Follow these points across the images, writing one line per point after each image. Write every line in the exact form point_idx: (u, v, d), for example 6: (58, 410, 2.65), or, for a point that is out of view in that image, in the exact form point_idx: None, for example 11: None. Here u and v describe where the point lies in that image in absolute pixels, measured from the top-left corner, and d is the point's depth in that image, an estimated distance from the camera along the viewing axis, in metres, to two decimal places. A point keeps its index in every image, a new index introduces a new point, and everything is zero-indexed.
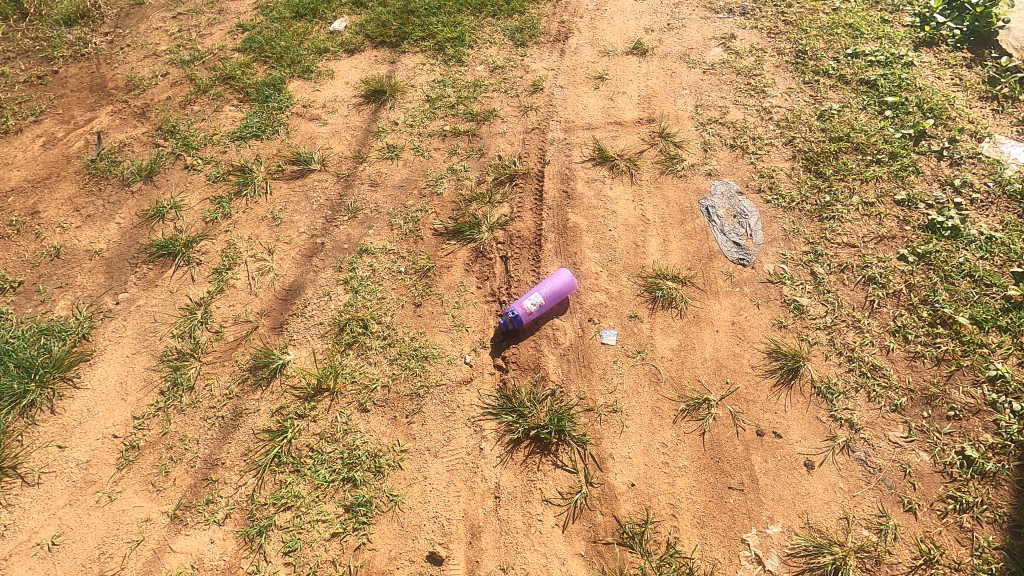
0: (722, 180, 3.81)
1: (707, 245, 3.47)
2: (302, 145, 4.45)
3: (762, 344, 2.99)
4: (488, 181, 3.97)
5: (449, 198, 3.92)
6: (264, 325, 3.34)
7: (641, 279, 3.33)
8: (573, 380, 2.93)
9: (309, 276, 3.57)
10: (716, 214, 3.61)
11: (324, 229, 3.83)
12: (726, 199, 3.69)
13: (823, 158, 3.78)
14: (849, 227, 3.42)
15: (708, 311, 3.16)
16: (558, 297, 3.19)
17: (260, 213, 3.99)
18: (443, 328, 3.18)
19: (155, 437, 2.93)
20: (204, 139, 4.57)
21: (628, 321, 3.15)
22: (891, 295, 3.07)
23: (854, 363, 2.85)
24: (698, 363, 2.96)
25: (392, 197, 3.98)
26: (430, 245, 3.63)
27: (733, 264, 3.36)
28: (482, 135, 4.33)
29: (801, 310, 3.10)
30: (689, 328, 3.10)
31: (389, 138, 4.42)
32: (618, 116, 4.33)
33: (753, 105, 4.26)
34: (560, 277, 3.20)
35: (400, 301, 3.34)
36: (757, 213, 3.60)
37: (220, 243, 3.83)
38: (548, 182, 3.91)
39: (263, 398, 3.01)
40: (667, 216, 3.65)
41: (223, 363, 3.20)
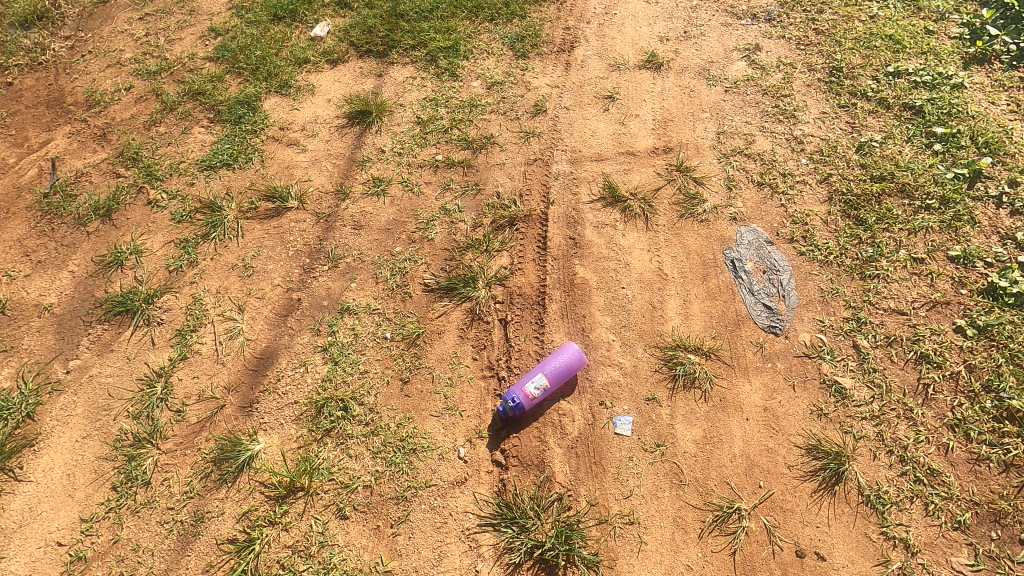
0: (749, 226, 3.37)
1: (734, 308, 3.06)
2: (278, 177, 4.00)
3: (800, 438, 2.61)
4: (486, 225, 3.54)
5: (441, 245, 3.48)
6: (231, 404, 2.95)
7: (659, 350, 2.92)
8: (582, 482, 2.55)
9: (283, 341, 3.17)
10: (743, 268, 3.19)
11: (302, 283, 3.42)
12: (753, 250, 3.26)
13: (864, 202, 3.34)
14: (896, 289, 3.00)
15: (736, 393, 2.76)
16: (566, 376, 2.78)
17: (230, 260, 3.57)
18: (434, 413, 2.79)
19: (104, 546, 2.58)
20: (169, 168, 4.12)
21: (645, 405, 2.75)
22: (948, 378, 2.68)
23: (908, 466, 2.47)
24: (726, 460, 2.58)
25: (378, 243, 3.55)
26: (420, 305, 3.21)
27: (764, 332, 2.95)
28: (478, 166, 3.87)
29: (843, 394, 2.70)
30: (715, 415, 2.71)
31: (375, 169, 3.96)
32: (630, 144, 3.86)
33: (782, 133, 3.79)
34: (567, 353, 2.79)
35: (385, 376, 2.94)
36: (790, 268, 3.17)
37: (184, 297, 3.42)
38: (552, 226, 3.48)
39: (228, 498, 2.64)
40: (687, 270, 3.23)
41: (183, 451, 2.81)
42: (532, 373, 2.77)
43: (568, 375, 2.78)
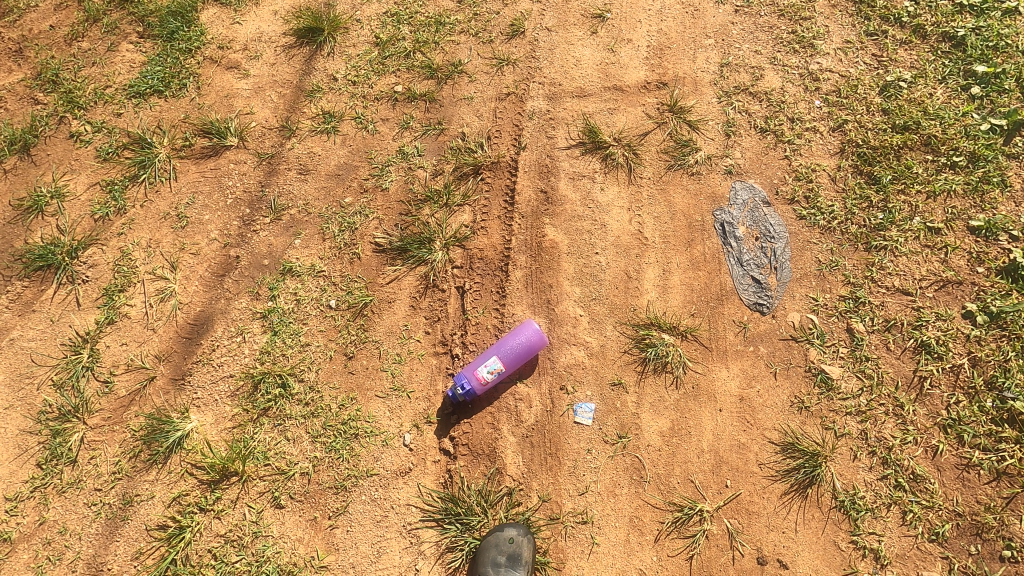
0: (745, 182, 2.95)
1: (719, 280, 2.72)
2: (216, 109, 3.50)
3: (775, 434, 2.38)
4: (447, 174, 3.12)
5: (395, 196, 3.09)
6: (162, 376, 2.72)
7: (630, 328, 2.63)
8: (535, 475, 2.37)
9: (219, 306, 2.88)
10: (733, 233, 2.82)
11: (240, 237, 3.07)
12: (747, 212, 2.87)
13: (881, 156, 2.89)
14: (904, 264, 2.64)
15: (711, 380, 2.50)
16: (524, 358, 2.50)
17: (162, 208, 3.19)
18: (379, 393, 2.56)
19: (30, 527, 2.46)
20: (93, 95, 3.59)
21: (610, 392, 2.51)
22: (949, 371, 2.40)
23: (890, 469, 2.27)
24: (693, 456, 2.37)
25: (326, 192, 3.15)
26: (369, 268, 2.88)
27: (749, 309, 2.64)
28: (442, 101, 3.36)
29: (829, 385, 2.44)
30: (686, 404, 2.46)
31: (325, 102, 3.45)
32: (619, 77, 3.31)
33: (796, 66, 3.23)
34: (526, 332, 2.51)
35: (328, 351, 2.68)
36: (787, 235, 2.80)
37: (112, 251, 3.08)
38: (522, 177, 3.05)
39: (158, 481, 2.48)
40: (670, 234, 2.85)
41: (111, 427, 2.62)
42: (486, 355, 2.50)
43: (527, 356, 2.51)
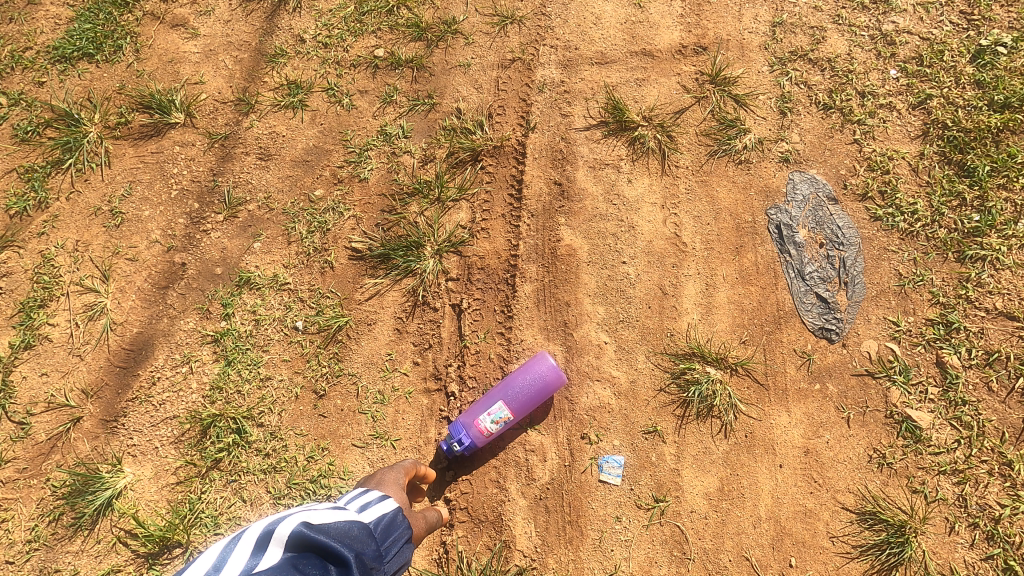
0: (804, 173, 2.41)
1: (775, 298, 2.20)
2: (159, 77, 2.87)
3: (850, 498, 1.92)
4: (439, 162, 2.55)
5: (377, 189, 2.53)
6: (90, 416, 2.21)
7: (667, 360, 2.13)
8: (551, 549, 1.93)
9: (162, 326, 2.36)
10: (791, 239, 2.29)
11: (188, 239, 2.52)
12: (808, 210, 2.33)
13: (974, 141, 2.34)
14: (1006, 280, 2.14)
15: (768, 428, 2.02)
16: (537, 400, 1.99)
17: (92, 202, 2.62)
18: (356, 443, 2.10)
19: None
20: (7, 58, 2.92)
21: (643, 441, 2.03)
22: None
23: (997, 547, 1.83)
24: (749, 526, 1.91)
25: (292, 183, 2.58)
26: (345, 280, 2.35)
27: (813, 337, 2.14)
28: (432, 68, 2.75)
29: (917, 436, 1.96)
30: (738, 459, 1.99)
31: (290, 69, 2.83)
32: (649, 39, 2.69)
33: (867, 25, 2.60)
34: (538, 366, 1.99)
35: (294, 387, 2.18)
36: (859, 240, 2.27)
37: (31, 256, 2.52)
38: (532, 166, 2.49)
39: (84, 552, 2.02)
40: (714, 239, 2.32)
41: (28, 482, 2.13)
42: (489, 397, 2.01)
43: (541, 397, 2.00)
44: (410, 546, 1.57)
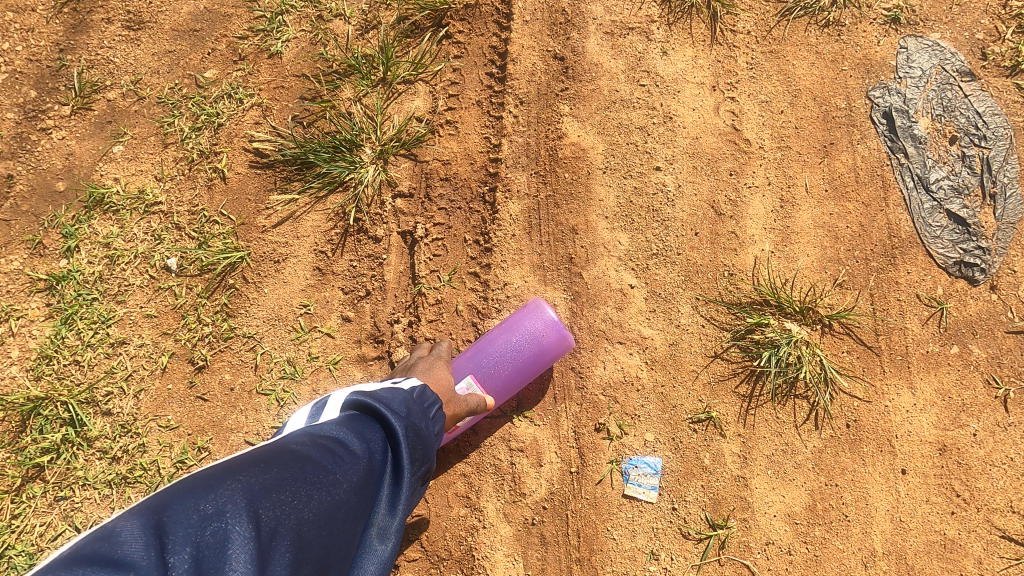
0: (924, 37, 1.60)
1: (887, 218, 1.47)
2: None
3: (1011, 522, 1.25)
4: (380, 28, 1.73)
5: (293, 68, 1.73)
6: None
7: (724, 312, 1.41)
8: None
9: None
10: (909, 131, 1.53)
11: (17, 142, 1.72)
12: (932, 90, 1.57)
13: None
14: None
15: (882, 416, 1.31)
16: (529, 376, 1.28)
17: None
18: (254, 439, 1.39)
19: None
20: None
21: (690, 435, 1.33)
22: None
23: None
24: (853, 566, 1.25)
25: (169, 60, 1.77)
26: (242, 199, 1.59)
27: (946, 276, 1.41)
28: None
29: None
30: (837, 462, 1.29)
31: None
32: None
33: None
34: (531, 323, 1.26)
35: (160, 356, 1.45)
36: (1010, 133, 1.52)
37: None
38: (519, 29, 1.67)
39: None
40: (791, 133, 1.56)
41: None
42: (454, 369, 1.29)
43: (534, 371, 1.28)
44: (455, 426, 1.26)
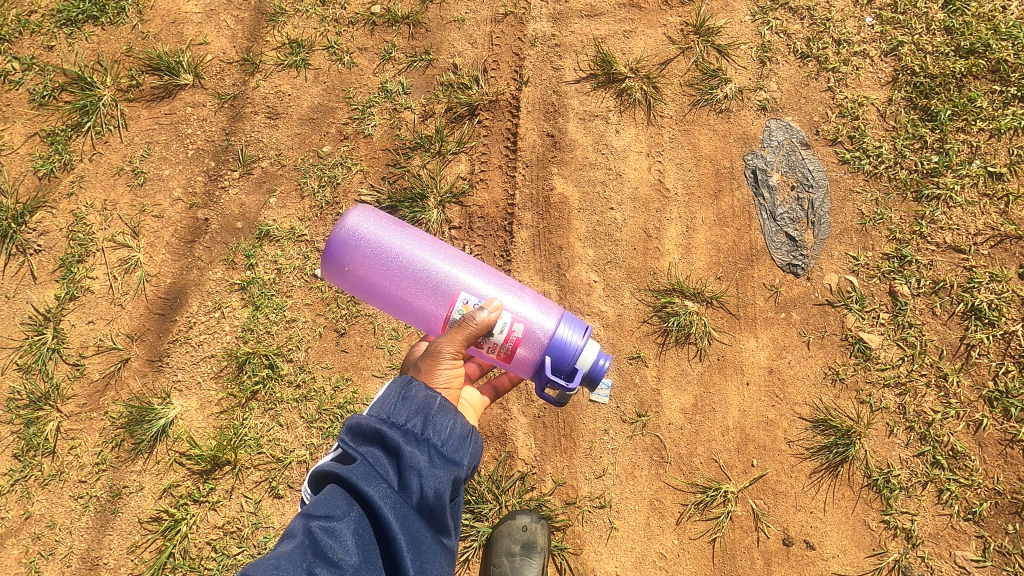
0: (780, 120, 2.56)
1: (749, 238, 2.42)
2: (163, 38, 2.96)
3: (806, 409, 2.22)
4: (437, 116, 2.70)
5: (381, 143, 2.71)
6: (137, 357, 2.48)
7: (649, 295, 2.38)
8: (549, 458, 2.22)
9: (192, 277, 2.59)
10: (766, 182, 2.48)
11: (208, 195, 2.71)
12: (782, 155, 2.51)
13: (940, 86, 2.49)
14: (957, 216, 2.35)
15: (737, 352, 2.29)
16: (398, 236, 1.70)
17: (115, 162, 2.79)
18: (376, 373, 2.37)
19: (14, 522, 2.34)
20: (16, 23, 3.01)
21: (628, 366, 2.31)
22: (998, 339, 2.19)
23: (928, 446, 2.12)
24: (717, 434, 2.22)
25: (300, 140, 2.75)
26: None
27: (781, 272, 2.37)
28: (428, 24, 2.83)
29: (867, 355, 2.24)
30: (711, 378, 2.27)
31: (291, 27, 2.91)
32: None
33: None
34: (339, 253, 1.66)
35: (317, 327, 2.44)
36: (828, 183, 2.47)
37: (64, 215, 2.72)
38: (525, 119, 2.65)
39: (145, 471, 2.33)
40: (695, 184, 2.50)
41: (88, 415, 2.43)
42: (420, 317, 1.72)
43: (393, 236, 1.70)
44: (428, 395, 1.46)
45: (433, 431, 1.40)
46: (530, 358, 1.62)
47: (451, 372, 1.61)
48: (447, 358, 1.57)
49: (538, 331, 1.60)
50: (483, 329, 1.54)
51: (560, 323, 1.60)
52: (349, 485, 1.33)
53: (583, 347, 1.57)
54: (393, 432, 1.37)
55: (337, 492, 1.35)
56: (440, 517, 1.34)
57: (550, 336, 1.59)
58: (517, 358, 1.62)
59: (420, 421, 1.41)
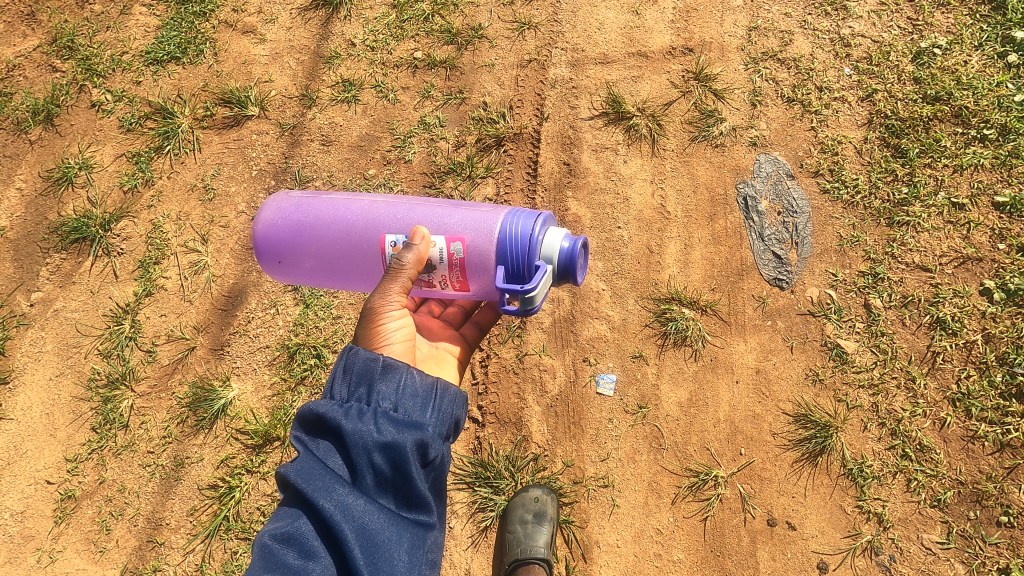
0: (769, 154, 2.92)
1: (739, 256, 2.75)
2: (234, 76, 3.43)
3: (789, 405, 2.50)
4: (469, 146, 3.11)
5: (419, 169, 3.12)
6: (202, 345, 2.86)
7: (651, 302, 2.70)
8: (559, 443, 2.54)
9: (252, 277, 2.96)
10: (755, 208, 2.82)
11: None
12: (770, 185, 2.86)
13: (909, 127, 2.84)
14: (925, 240, 2.67)
15: (729, 354, 2.59)
16: (306, 209, 1.99)
17: (188, 179, 3.22)
18: None
19: (91, 485, 2.70)
20: (110, 61, 3.51)
21: (631, 363, 2.62)
22: (960, 347, 2.50)
23: (898, 440, 2.41)
24: (710, 425, 2.50)
25: (349, 164, 3.17)
26: None
27: (768, 285, 2.69)
28: (463, 67, 3.28)
29: (844, 359, 2.53)
30: (704, 376, 2.57)
31: (344, 68, 3.38)
32: (643, 42, 3.19)
33: (827, 30, 3.07)
34: (265, 245, 2.00)
35: None
36: (809, 209, 2.81)
37: (143, 224, 3.14)
38: (545, 150, 3.05)
39: (206, 444, 2.71)
40: (692, 208, 2.85)
41: (158, 395, 2.80)
42: (356, 274, 1.97)
43: (302, 210, 1.99)
44: (375, 362, 1.61)
45: (381, 399, 1.55)
46: (483, 267, 1.76)
47: (399, 324, 1.77)
48: (391, 309, 1.72)
49: (478, 240, 1.75)
50: (413, 260, 1.71)
51: (501, 220, 1.76)
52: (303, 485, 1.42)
53: (520, 236, 1.70)
54: (336, 416, 1.49)
55: (293, 499, 1.44)
56: (400, 489, 1.45)
57: (494, 236, 1.74)
58: (475, 271, 1.78)
59: (368, 401, 1.55)
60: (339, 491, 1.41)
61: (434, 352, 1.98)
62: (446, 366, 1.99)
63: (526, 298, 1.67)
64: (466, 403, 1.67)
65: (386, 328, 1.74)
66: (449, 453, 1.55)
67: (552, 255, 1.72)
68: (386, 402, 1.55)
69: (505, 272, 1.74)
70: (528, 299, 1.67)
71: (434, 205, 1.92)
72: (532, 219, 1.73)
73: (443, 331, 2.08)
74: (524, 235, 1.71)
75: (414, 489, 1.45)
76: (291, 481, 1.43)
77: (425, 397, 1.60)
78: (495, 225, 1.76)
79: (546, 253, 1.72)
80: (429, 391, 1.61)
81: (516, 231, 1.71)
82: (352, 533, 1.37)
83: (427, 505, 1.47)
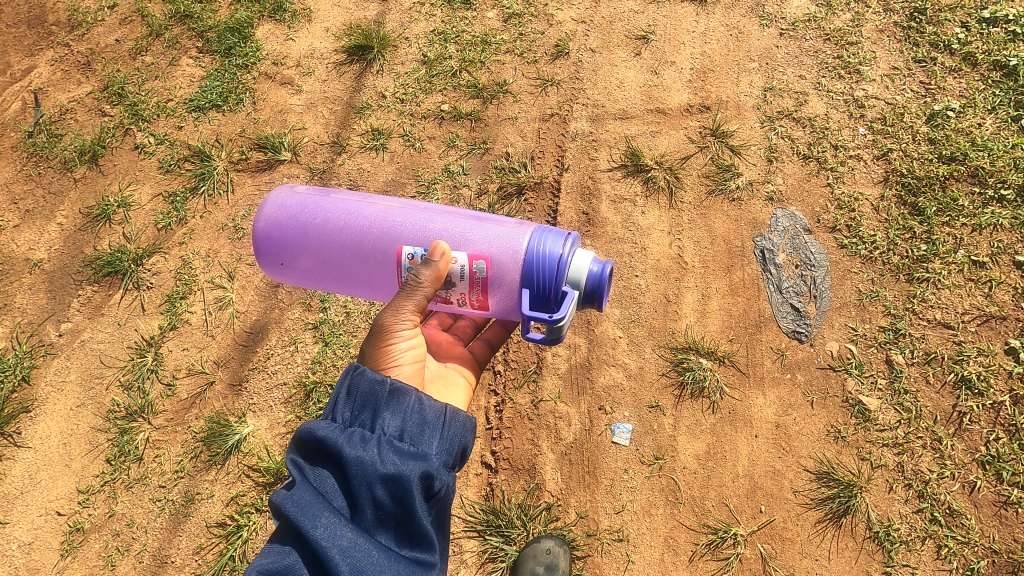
0: (786, 209, 2.96)
1: (757, 307, 2.75)
2: (270, 123, 3.62)
3: (811, 462, 2.44)
4: (491, 194, 3.21)
5: None
6: (220, 380, 2.90)
7: (668, 351, 2.69)
8: (573, 492, 2.49)
9: (273, 315, 3.01)
10: (773, 260, 2.84)
11: None
12: (787, 238, 2.89)
13: (926, 186, 2.87)
14: (946, 297, 2.66)
15: (748, 407, 2.55)
16: (314, 209, 2.02)
17: (220, 219, 3.34)
18: None
19: (100, 519, 2.69)
20: (156, 108, 3.72)
21: (647, 413, 2.59)
22: (987, 408, 2.45)
23: (926, 503, 2.32)
24: (729, 480, 2.44)
25: None
26: None
27: (786, 337, 2.67)
28: (487, 120, 3.42)
29: (866, 416, 2.48)
30: (723, 429, 2.53)
31: (374, 118, 3.54)
32: (661, 99, 3.31)
33: (840, 92, 3.17)
34: (266, 244, 2.05)
35: None
36: (827, 263, 2.82)
37: (174, 260, 3.25)
38: (564, 199, 3.13)
39: (218, 480, 2.70)
40: (710, 259, 2.88)
41: (174, 428, 2.82)
42: (356, 282, 2.04)
43: (309, 210, 2.02)
44: (379, 386, 1.60)
45: (385, 427, 1.55)
46: (506, 287, 1.80)
47: (409, 344, 1.84)
48: (403, 328, 1.79)
49: (501, 259, 1.79)
50: (431, 278, 1.74)
51: (528, 240, 1.77)
52: (298, 518, 1.40)
53: (546, 260, 1.73)
54: (339, 445, 1.49)
55: (288, 532, 1.43)
56: (398, 523, 1.44)
57: (520, 257, 1.77)
58: (496, 290, 1.82)
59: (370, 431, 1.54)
60: (336, 524, 1.40)
61: (443, 373, 2.00)
62: (456, 387, 2.00)
63: (554, 327, 1.69)
64: (473, 431, 1.66)
65: (396, 348, 1.80)
66: (453, 485, 1.54)
67: (578, 280, 1.74)
68: (390, 430, 1.55)
69: (530, 296, 1.76)
70: (555, 329, 1.69)
71: (454, 216, 1.95)
72: (560, 242, 1.75)
73: (453, 350, 2.10)
74: (553, 258, 1.73)
75: (415, 524, 1.44)
76: (287, 512, 1.42)
77: (431, 425, 1.59)
78: (521, 245, 1.78)
79: (573, 277, 1.74)
80: (435, 418, 1.60)
81: (543, 253, 1.73)
82: (348, 570, 1.35)
83: (427, 540, 1.45)
